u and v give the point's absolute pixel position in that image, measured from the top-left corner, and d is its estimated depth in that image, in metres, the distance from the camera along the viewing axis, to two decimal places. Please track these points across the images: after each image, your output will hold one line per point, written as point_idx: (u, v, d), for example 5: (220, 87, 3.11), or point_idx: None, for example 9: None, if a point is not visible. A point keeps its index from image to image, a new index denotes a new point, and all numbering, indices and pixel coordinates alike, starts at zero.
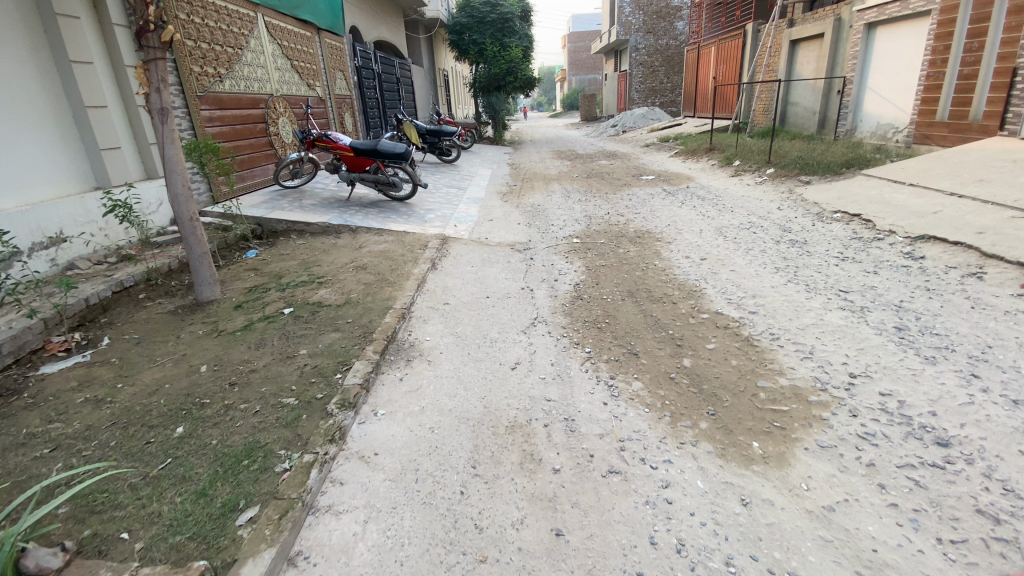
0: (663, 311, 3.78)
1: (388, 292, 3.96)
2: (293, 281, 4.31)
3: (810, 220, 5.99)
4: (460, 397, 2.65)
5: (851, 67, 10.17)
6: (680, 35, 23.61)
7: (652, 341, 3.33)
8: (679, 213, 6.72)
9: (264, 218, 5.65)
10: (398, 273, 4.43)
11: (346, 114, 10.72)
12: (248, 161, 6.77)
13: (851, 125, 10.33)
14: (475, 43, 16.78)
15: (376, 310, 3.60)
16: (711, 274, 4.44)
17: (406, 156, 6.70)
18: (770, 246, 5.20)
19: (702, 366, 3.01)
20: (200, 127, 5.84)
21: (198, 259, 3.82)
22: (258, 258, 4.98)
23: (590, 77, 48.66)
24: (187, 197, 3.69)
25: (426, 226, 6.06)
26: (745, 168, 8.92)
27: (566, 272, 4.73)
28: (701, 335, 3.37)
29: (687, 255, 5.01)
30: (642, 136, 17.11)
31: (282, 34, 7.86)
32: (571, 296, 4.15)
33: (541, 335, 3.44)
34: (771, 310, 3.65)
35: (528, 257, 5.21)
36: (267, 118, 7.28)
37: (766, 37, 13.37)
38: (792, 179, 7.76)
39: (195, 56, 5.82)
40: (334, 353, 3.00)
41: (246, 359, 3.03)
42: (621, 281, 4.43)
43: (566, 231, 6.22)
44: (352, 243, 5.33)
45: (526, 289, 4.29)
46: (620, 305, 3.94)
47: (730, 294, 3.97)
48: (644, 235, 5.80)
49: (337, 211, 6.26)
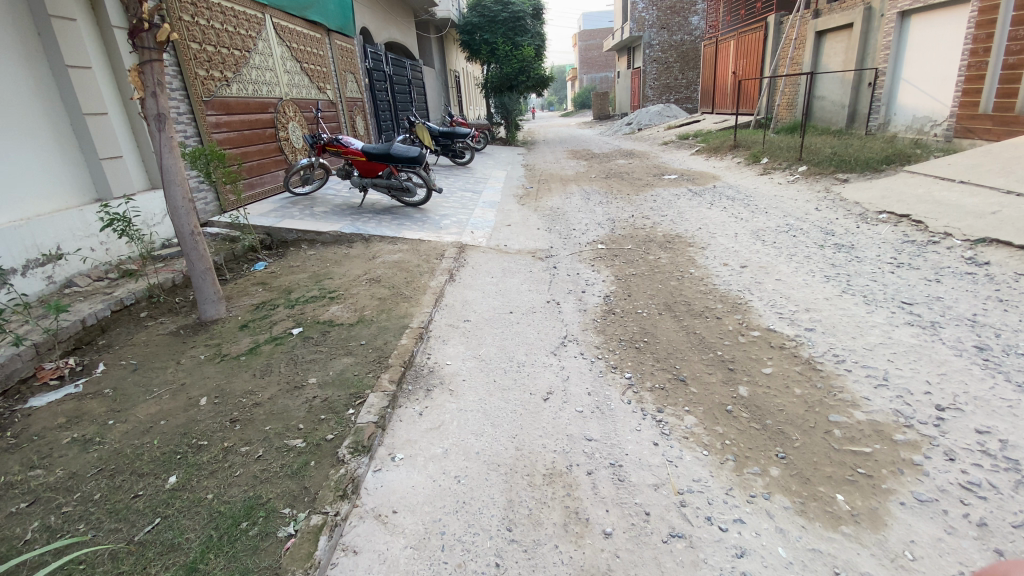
0: (707, 328, 3.41)
1: (403, 309, 3.65)
2: (303, 296, 4.02)
3: (854, 222, 5.56)
4: (489, 437, 2.32)
5: (884, 58, 9.65)
6: (695, 30, 23.08)
7: (700, 364, 2.97)
8: (709, 215, 6.33)
9: (272, 227, 5.38)
10: (413, 287, 4.12)
11: (358, 116, 10.48)
12: (257, 168, 6.53)
13: (884, 119, 9.81)
14: (487, 43, 16.49)
15: (392, 330, 3.28)
16: (754, 284, 4.07)
17: (420, 159, 6.40)
18: (814, 251, 4.80)
19: (762, 396, 2.64)
20: (206, 133, 5.59)
21: (200, 276, 3.55)
22: (266, 270, 4.70)
23: (602, 75, 48.09)
24: (188, 210, 3.42)
25: (442, 233, 5.75)
26: (775, 166, 8.48)
27: (594, 282, 4.38)
28: (755, 358, 3.00)
29: (725, 262, 4.63)
30: (659, 134, 16.65)
31: (291, 36, 7.62)
32: (602, 310, 3.80)
33: (574, 357, 3.09)
34: (830, 326, 3.26)
35: (551, 266, 4.87)
36: (276, 123, 7.03)
37: (790, 28, 12.84)
38: (827, 177, 7.32)
39: (200, 59, 5.57)
40: (346, 382, 2.68)
41: (251, 390, 2.73)
42: (655, 293, 4.07)
43: (589, 236, 5.86)
44: (365, 253, 5.04)
45: (553, 303, 3.94)
46: (658, 320, 3.57)
47: (780, 308, 3.60)
48: (675, 240, 5.44)
49: (348, 219, 5.98)
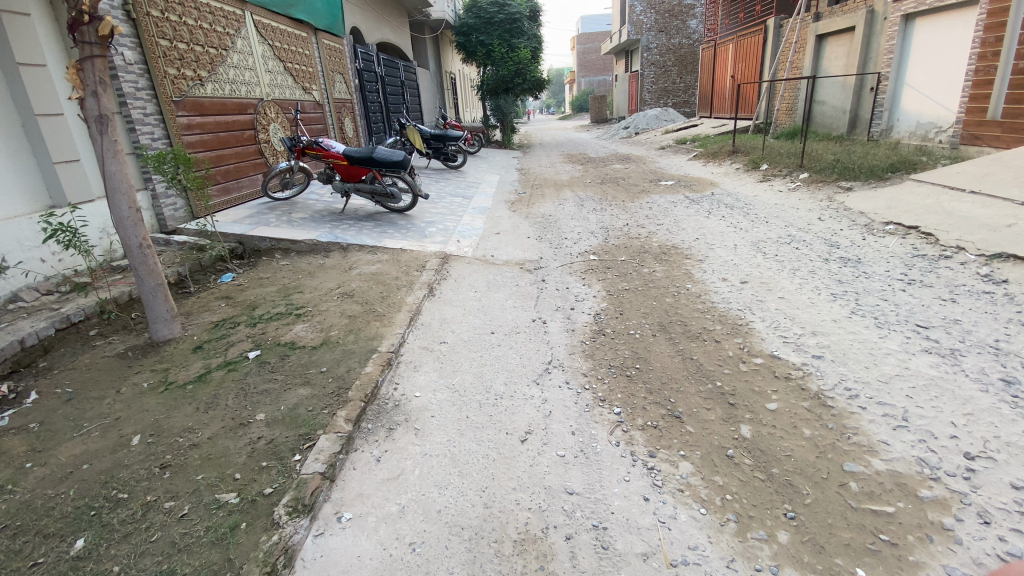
0: (706, 354, 3.11)
1: (374, 329, 3.33)
2: (267, 313, 3.70)
3: (859, 233, 5.29)
4: (454, 491, 2.02)
5: (887, 62, 9.40)
6: (693, 34, 22.89)
7: (697, 398, 2.66)
8: (707, 224, 6.06)
9: (245, 235, 5.07)
10: (388, 302, 3.81)
11: (346, 118, 10.17)
12: (234, 172, 6.22)
13: (886, 125, 9.56)
14: (482, 44, 16.24)
15: (357, 356, 2.97)
16: (756, 302, 3.78)
17: (405, 164, 6.09)
18: (818, 265, 4.52)
19: (767, 438, 2.34)
20: (175, 135, 5.28)
21: (150, 293, 3.23)
22: (234, 282, 4.39)
23: (600, 78, 47.95)
24: (136, 221, 3.11)
25: (426, 242, 5.44)
26: (775, 173, 8.21)
27: (584, 298, 4.08)
28: (759, 391, 2.70)
29: (724, 277, 4.34)
30: (656, 138, 16.40)
31: (274, 34, 7.32)
32: (591, 330, 3.50)
33: (558, 387, 2.78)
34: (840, 354, 2.97)
35: (539, 279, 4.57)
36: (256, 125, 6.72)
37: (790, 32, 12.62)
38: (830, 185, 7.04)
39: (171, 57, 5.27)
40: (297, 420, 2.37)
41: (191, 428, 2.42)
42: (649, 311, 3.77)
43: (582, 246, 5.57)
44: (342, 264, 4.73)
45: (538, 322, 3.64)
46: (652, 343, 3.27)
47: (784, 331, 3.30)
48: (671, 251, 5.16)
49: (328, 226, 5.67)
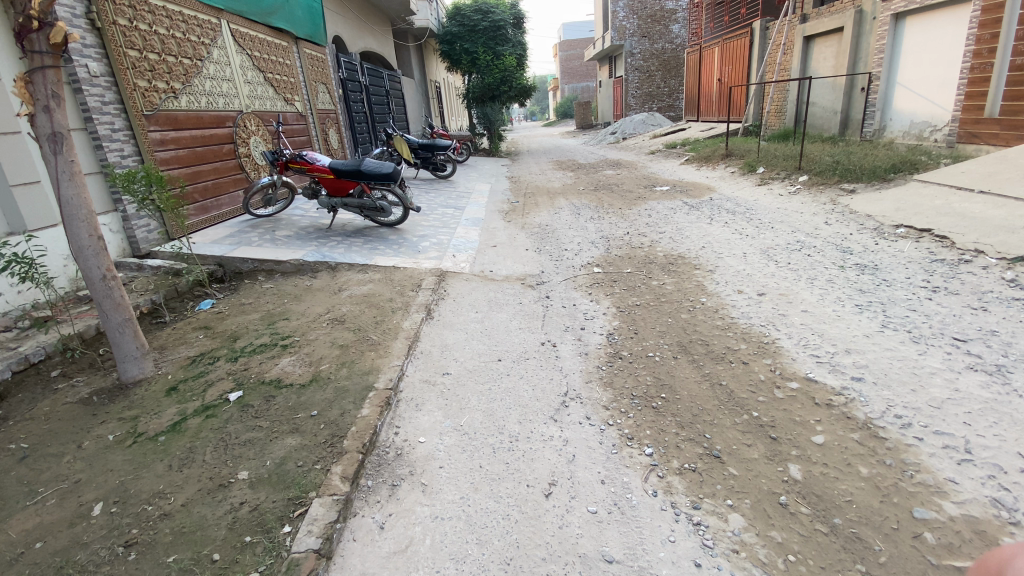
0: (735, 378, 2.85)
1: (369, 361, 3.01)
2: (250, 345, 3.37)
3: (870, 237, 5.11)
4: (474, 564, 1.72)
5: (877, 62, 9.35)
6: (675, 38, 22.96)
7: (735, 432, 2.40)
8: (711, 231, 5.84)
9: (226, 257, 4.74)
10: (383, 328, 3.49)
11: (331, 129, 9.84)
12: (212, 189, 5.87)
13: (879, 125, 9.50)
14: (467, 52, 16.04)
15: (352, 394, 2.66)
16: (778, 316, 3.54)
17: (395, 176, 5.78)
18: (835, 273, 4.31)
19: (821, 481, 2.08)
20: (147, 151, 4.93)
21: (116, 329, 2.89)
22: (214, 310, 4.04)
23: (583, 85, 48.15)
24: (98, 250, 2.77)
25: (420, 258, 5.14)
26: (773, 176, 8.05)
27: (593, 316, 3.81)
28: (801, 422, 2.44)
29: (738, 288, 4.10)
30: (645, 142, 16.28)
31: (253, 43, 7.00)
32: (606, 354, 3.22)
33: (579, 425, 2.49)
34: (881, 375, 2.73)
35: (543, 295, 4.29)
36: (235, 138, 6.38)
37: (777, 34, 12.60)
38: (831, 187, 6.88)
39: (140, 69, 4.93)
40: (286, 480, 2.06)
41: (162, 492, 2.10)
42: (666, 329, 3.51)
43: (583, 257, 5.31)
44: (331, 285, 4.41)
45: (548, 345, 3.35)
46: (675, 367, 3.01)
47: (815, 349, 3.06)
48: (678, 261, 4.91)
49: (314, 244, 5.34)
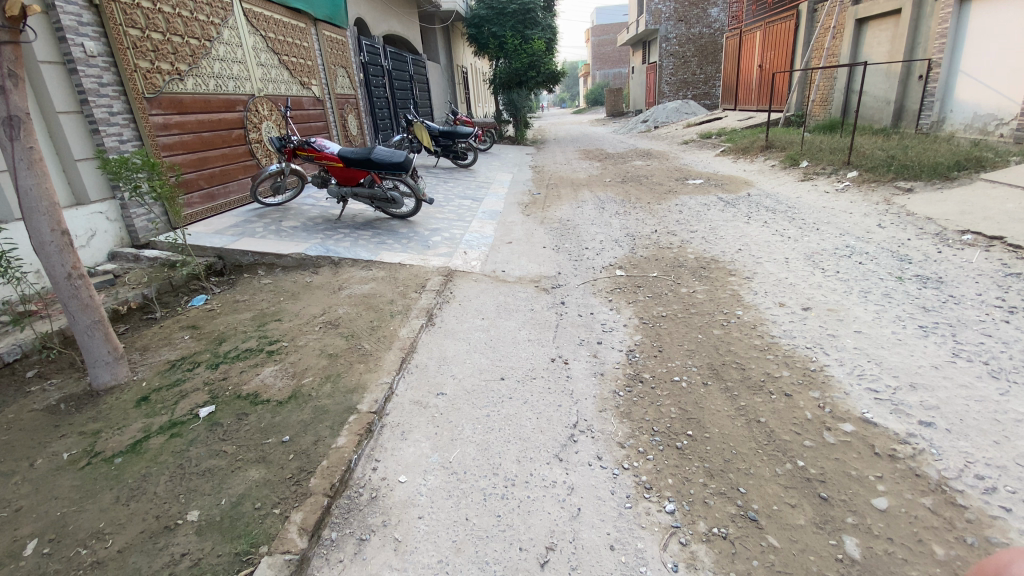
0: (776, 416, 2.43)
1: (356, 375, 2.69)
2: (235, 350, 3.10)
3: (931, 244, 4.53)
4: None
5: (938, 48, 8.46)
6: (714, 22, 21.89)
7: (775, 487, 2.00)
8: (748, 231, 5.33)
9: (226, 249, 4.50)
10: (378, 335, 3.17)
11: (350, 114, 9.57)
12: (220, 176, 5.66)
13: (938, 117, 8.65)
14: (495, 36, 15.54)
15: (331, 417, 2.34)
16: (827, 336, 3.08)
17: (406, 165, 5.45)
18: (892, 285, 3.78)
19: (884, 564, 1.67)
20: (148, 136, 4.72)
21: (84, 332, 2.65)
22: (206, 306, 3.81)
23: (615, 71, 46.90)
24: (63, 247, 2.51)
25: (429, 254, 4.82)
26: (818, 171, 7.42)
27: (612, 327, 3.40)
28: (858, 478, 2.03)
29: (779, 300, 3.63)
30: (678, 132, 15.54)
31: (267, 24, 6.72)
32: (625, 375, 2.82)
33: (588, 467, 2.13)
34: (956, 422, 2.27)
35: (557, 301, 3.90)
36: (245, 123, 6.14)
37: (827, 17, 11.67)
38: (885, 185, 6.24)
39: (142, 49, 4.70)
40: (239, 528, 1.77)
41: (101, 532, 1.83)
42: (695, 348, 3.09)
43: (605, 257, 4.90)
44: (331, 283, 4.12)
45: (559, 362, 2.97)
46: (704, 397, 2.60)
47: (873, 382, 2.60)
48: (711, 265, 4.45)
49: (320, 236, 5.06)
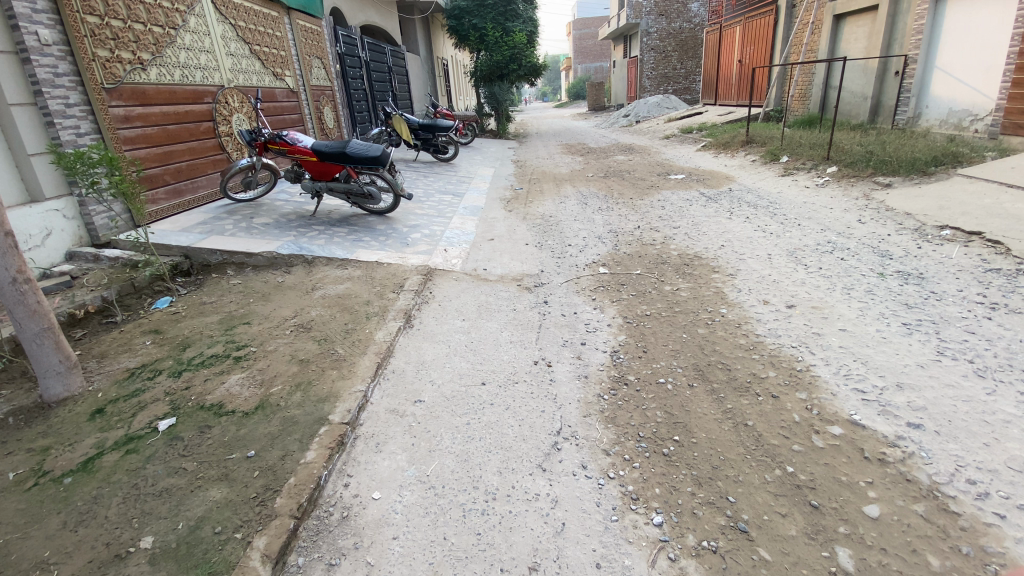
0: (764, 419, 2.37)
1: (329, 383, 2.55)
2: (200, 356, 2.93)
3: (911, 240, 4.55)
4: None
5: (915, 44, 8.56)
6: (694, 17, 21.95)
7: (765, 496, 1.94)
8: (731, 227, 5.30)
9: (192, 247, 4.29)
10: (352, 339, 3.02)
11: (326, 107, 9.30)
12: (187, 171, 5.41)
13: (913, 113, 8.77)
14: (475, 28, 15.31)
15: (300, 429, 2.21)
16: (813, 335, 3.03)
17: (384, 160, 5.28)
18: (875, 282, 3.78)
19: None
20: (109, 129, 4.47)
21: (32, 341, 2.45)
22: (171, 309, 3.62)
23: (596, 65, 46.84)
24: (6, 248, 2.32)
25: (408, 252, 4.67)
26: (798, 166, 7.44)
27: (596, 328, 3.30)
28: (848, 484, 1.98)
29: (763, 298, 3.58)
30: (659, 127, 15.55)
31: (238, 12, 6.45)
32: (609, 378, 2.73)
33: (572, 478, 2.03)
34: (944, 424, 2.24)
35: (540, 300, 3.80)
36: (214, 115, 5.89)
37: (805, 12, 11.74)
38: (864, 180, 6.27)
39: (101, 36, 4.43)
40: (197, 556, 1.64)
41: (44, 563, 1.67)
42: (680, 348, 3.01)
43: (588, 254, 4.82)
44: (305, 283, 3.96)
45: (541, 365, 2.86)
46: (691, 400, 2.52)
47: (861, 382, 2.56)
48: (695, 262, 4.40)
49: (293, 233, 4.87)
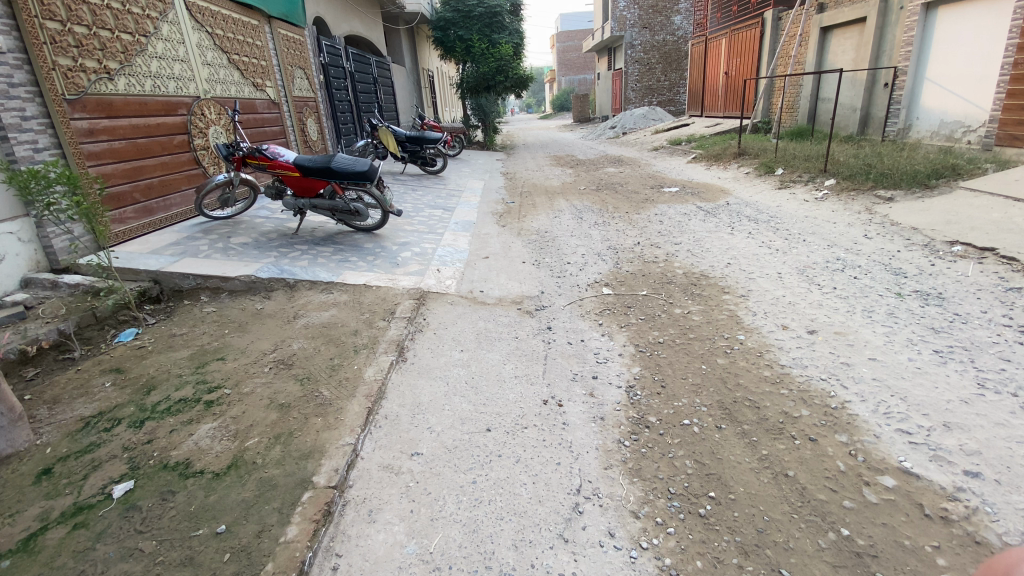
0: (805, 468, 2.11)
1: (314, 434, 2.24)
2: (166, 401, 2.59)
3: (923, 256, 4.39)
4: None
5: (904, 56, 8.58)
6: (677, 30, 22.12)
7: (823, 568, 1.68)
8: (734, 243, 5.11)
9: (163, 272, 3.94)
10: (339, 378, 2.71)
11: (309, 119, 8.99)
12: (158, 187, 5.06)
13: (904, 124, 8.77)
14: (461, 40, 15.15)
15: (280, 496, 1.89)
16: (842, 365, 2.81)
17: (371, 174, 4.99)
18: (894, 303, 3.59)
19: None
20: (71, 144, 4.11)
21: None
22: (137, 343, 3.26)
23: (580, 77, 47.21)
24: None
25: (399, 273, 4.38)
26: (794, 178, 7.34)
27: (607, 358, 3.04)
28: (913, 550, 1.73)
29: (782, 323, 3.35)
30: (647, 138, 15.50)
31: (215, 20, 6.13)
32: (628, 420, 2.45)
33: (599, 551, 1.75)
34: (1005, 471, 2.02)
35: (543, 326, 3.52)
36: (189, 128, 5.54)
37: (792, 25, 11.80)
38: (864, 193, 6.16)
39: (63, 44, 4.09)
40: None
41: None
42: (701, 381, 2.75)
43: (589, 273, 4.57)
44: (286, 310, 3.64)
45: (551, 405, 2.57)
46: (721, 446, 2.26)
47: (905, 422, 2.34)
48: (703, 281, 4.18)
49: (274, 254, 4.54)
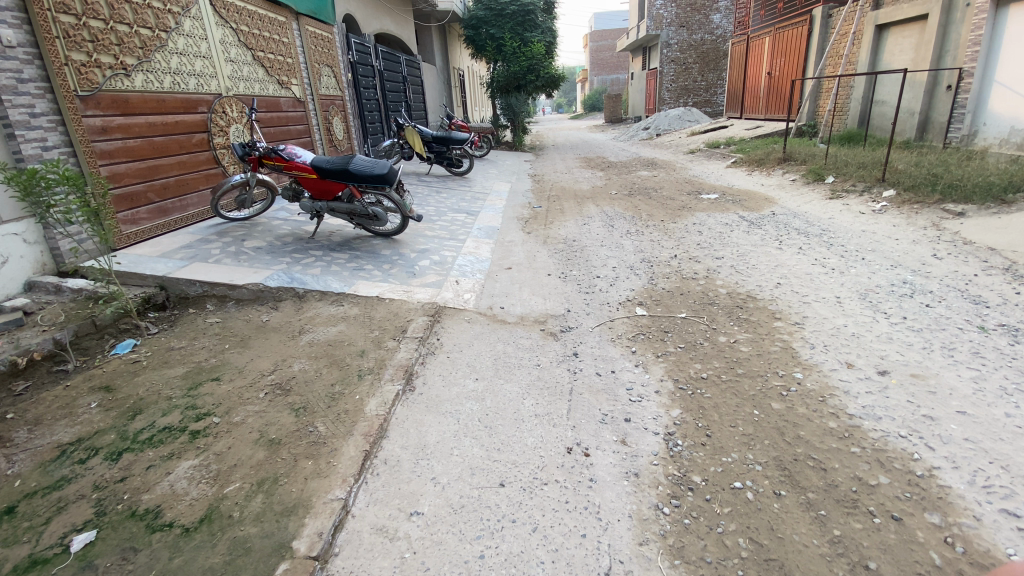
0: (890, 559, 1.71)
1: (302, 481, 1.95)
2: (150, 429, 2.34)
3: (1004, 282, 3.85)
4: None
5: (970, 56, 7.86)
6: (716, 29, 21.34)
7: None
8: (783, 259, 4.64)
9: (169, 277, 3.75)
10: (338, 410, 2.42)
11: (336, 117, 8.83)
12: (175, 187, 4.92)
13: (969, 131, 8.04)
14: (493, 38, 14.87)
15: (251, 566, 1.60)
16: (924, 419, 2.36)
17: (390, 178, 4.72)
18: (978, 339, 3.09)
19: None
20: (82, 144, 3.98)
21: None
22: (133, 355, 3.06)
23: (613, 76, 46.44)
24: None
25: (415, 284, 4.09)
26: (847, 188, 6.76)
27: (641, 397, 2.66)
28: None
29: (845, 359, 2.91)
30: (683, 140, 14.90)
31: (240, 16, 5.99)
32: (666, 479, 2.08)
33: None
34: None
35: (568, 352, 3.17)
36: (209, 126, 5.39)
37: (844, 23, 11.06)
38: (930, 207, 5.57)
39: (76, 38, 3.95)
40: None
41: None
42: (754, 431, 2.35)
43: (621, 290, 4.19)
44: (292, 323, 3.39)
45: (576, 455, 2.22)
46: (782, 520, 1.87)
47: (1011, 501, 1.89)
48: (750, 304, 3.74)
49: (286, 260, 4.32)
